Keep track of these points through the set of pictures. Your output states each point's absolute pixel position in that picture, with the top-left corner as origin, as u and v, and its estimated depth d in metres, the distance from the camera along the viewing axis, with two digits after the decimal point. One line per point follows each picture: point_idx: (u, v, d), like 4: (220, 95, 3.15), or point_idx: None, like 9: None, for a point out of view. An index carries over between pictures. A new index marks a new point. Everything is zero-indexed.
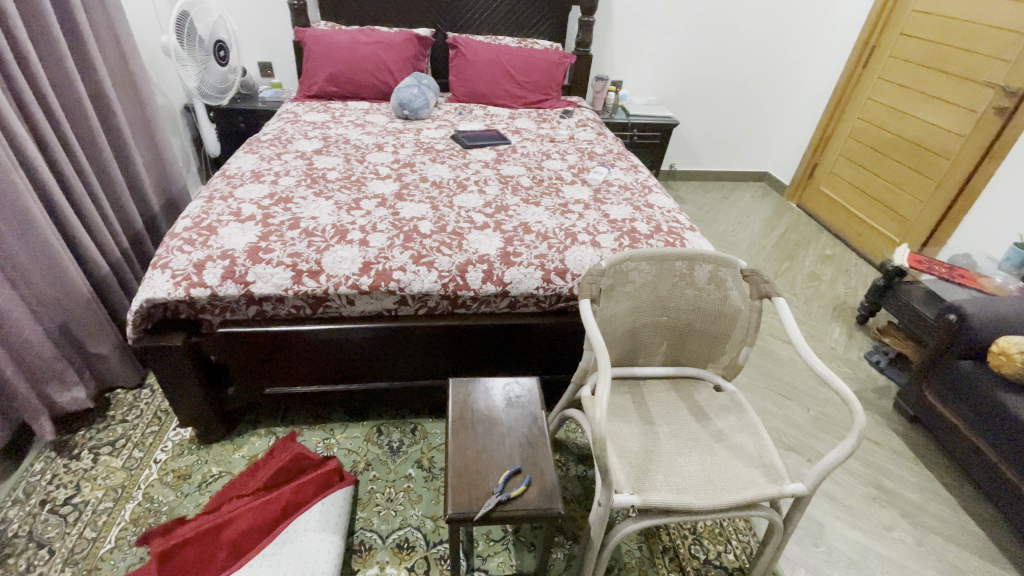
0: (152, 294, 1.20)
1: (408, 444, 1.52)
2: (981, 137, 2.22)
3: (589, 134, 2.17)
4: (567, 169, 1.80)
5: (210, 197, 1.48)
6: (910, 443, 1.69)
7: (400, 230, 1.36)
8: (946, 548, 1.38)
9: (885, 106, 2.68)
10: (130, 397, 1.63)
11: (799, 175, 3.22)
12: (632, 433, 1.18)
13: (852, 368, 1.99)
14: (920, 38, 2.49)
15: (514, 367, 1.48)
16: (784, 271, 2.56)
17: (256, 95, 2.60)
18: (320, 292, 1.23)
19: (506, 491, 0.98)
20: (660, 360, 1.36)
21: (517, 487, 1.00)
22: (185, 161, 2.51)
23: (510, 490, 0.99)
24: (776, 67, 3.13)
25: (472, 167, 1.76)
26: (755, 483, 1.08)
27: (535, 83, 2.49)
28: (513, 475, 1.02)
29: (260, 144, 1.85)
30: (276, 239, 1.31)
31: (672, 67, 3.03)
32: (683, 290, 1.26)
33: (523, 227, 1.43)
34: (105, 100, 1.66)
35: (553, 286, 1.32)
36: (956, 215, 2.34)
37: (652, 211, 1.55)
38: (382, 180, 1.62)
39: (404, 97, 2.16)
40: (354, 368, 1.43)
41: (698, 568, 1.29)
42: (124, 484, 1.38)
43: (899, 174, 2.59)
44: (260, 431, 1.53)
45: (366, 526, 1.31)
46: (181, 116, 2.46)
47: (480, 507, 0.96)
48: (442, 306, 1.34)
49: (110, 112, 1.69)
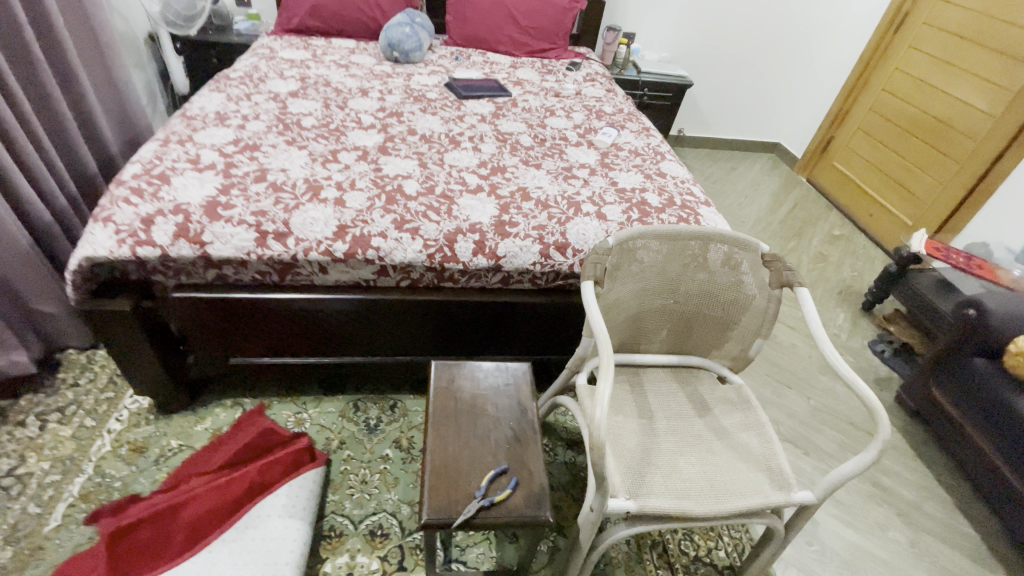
0: (92, 252, 1.05)
1: (386, 422, 1.42)
2: (1012, 119, 2.06)
3: (598, 90, 1.98)
4: (573, 128, 1.63)
5: (166, 140, 1.30)
6: (910, 439, 1.63)
7: (381, 189, 1.20)
8: (941, 551, 1.33)
9: (912, 78, 2.50)
10: (84, 358, 1.50)
11: (812, 148, 3.05)
12: (629, 428, 1.08)
13: (854, 356, 1.91)
14: (960, 5, 2.29)
15: (504, 347, 1.37)
16: (790, 250, 2.44)
17: (230, 26, 2.34)
18: (287, 258, 1.09)
19: (490, 496, 0.88)
20: (664, 348, 1.24)
21: (503, 490, 0.90)
22: (151, 98, 2.28)
23: (494, 495, 0.89)
24: (800, 28, 2.90)
25: (467, 120, 1.58)
26: (759, 489, 0.99)
27: (541, 30, 2.25)
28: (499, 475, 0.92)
29: (228, 81, 1.64)
30: (238, 193, 1.15)
31: (690, 22, 2.79)
32: (694, 273, 1.14)
33: (521, 193, 1.28)
34: (45, 20, 1.44)
35: (552, 263, 1.18)
36: (976, 201, 2.21)
37: (664, 181, 1.40)
38: (365, 131, 1.44)
39: (394, 37, 1.94)
40: (328, 341, 1.29)
41: (687, 566, 1.23)
42: (74, 456, 1.27)
43: (920, 153, 2.44)
44: (226, 402, 1.41)
45: (337, 510, 1.22)
46: (145, 46, 2.21)
47: (460, 513, 0.86)
48: (427, 279, 1.20)
49: (52, 35, 1.46)
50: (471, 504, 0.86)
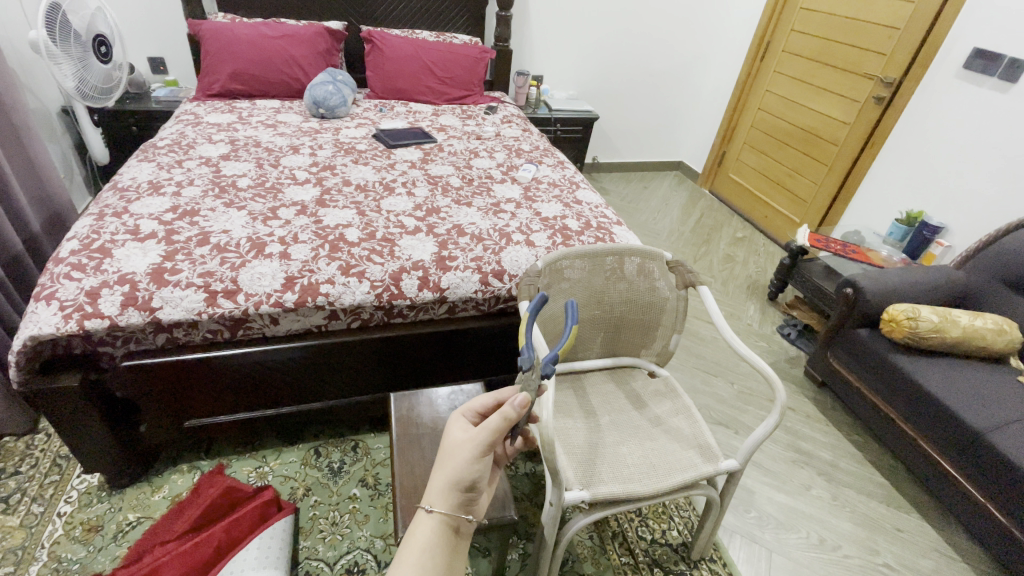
0: (36, 330, 1.04)
1: (350, 463, 1.46)
2: (865, 124, 2.43)
3: (515, 130, 2.19)
4: (496, 167, 1.80)
5: (101, 214, 1.32)
6: (821, 408, 1.87)
7: (325, 240, 1.30)
8: (858, 499, 1.55)
9: (782, 97, 2.90)
10: (21, 445, 1.42)
11: (710, 163, 3.45)
12: (577, 428, 1.20)
13: (767, 342, 2.17)
14: (809, 34, 2.70)
15: (456, 373, 1.47)
16: (703, 255, 2.73)
17: (147, 94, 2.37)
18: (238, 313, 1.14)
19: (551, 352, 0.80)
20: (599, 353, 1.37)
21: (565, 326, 0.86)
22: (68, 170, 2.21)
23: (557, 350, 0.81)
24: (682, 62, 3.32)
25: (398, 168, 1.72)
26: (693, 464, 1.14)
27: (457, 79, 2.46)
28: (541, 303, 0.88)
29: (156, 150, 1.69)
30: (183, 257, 1.19)
31: (588, 62, 3.11)
32: (615, 284, 1.26)
33: (456, 229, 1.41)
34: None
35: (491, 289, 1.30)
36: (846, 196, 2.59)
37: (581, 207, 1.59)
38: (301, 186, 1.54)
39: (318, 95, 2.06)
40: (285, 389, 1.33)
41: (645, 548, 1.36)
42: (24, 545, 1.20)
43: (796, 160, 2.83)
44: (182, 467, 1.39)
45: (311, 555, 1.24)
46: (58, 120, 2.16)
47: (538, 391, 0.75)
48: (376, 318, 1.29)
49: None
50: (535, 378, 0.75)
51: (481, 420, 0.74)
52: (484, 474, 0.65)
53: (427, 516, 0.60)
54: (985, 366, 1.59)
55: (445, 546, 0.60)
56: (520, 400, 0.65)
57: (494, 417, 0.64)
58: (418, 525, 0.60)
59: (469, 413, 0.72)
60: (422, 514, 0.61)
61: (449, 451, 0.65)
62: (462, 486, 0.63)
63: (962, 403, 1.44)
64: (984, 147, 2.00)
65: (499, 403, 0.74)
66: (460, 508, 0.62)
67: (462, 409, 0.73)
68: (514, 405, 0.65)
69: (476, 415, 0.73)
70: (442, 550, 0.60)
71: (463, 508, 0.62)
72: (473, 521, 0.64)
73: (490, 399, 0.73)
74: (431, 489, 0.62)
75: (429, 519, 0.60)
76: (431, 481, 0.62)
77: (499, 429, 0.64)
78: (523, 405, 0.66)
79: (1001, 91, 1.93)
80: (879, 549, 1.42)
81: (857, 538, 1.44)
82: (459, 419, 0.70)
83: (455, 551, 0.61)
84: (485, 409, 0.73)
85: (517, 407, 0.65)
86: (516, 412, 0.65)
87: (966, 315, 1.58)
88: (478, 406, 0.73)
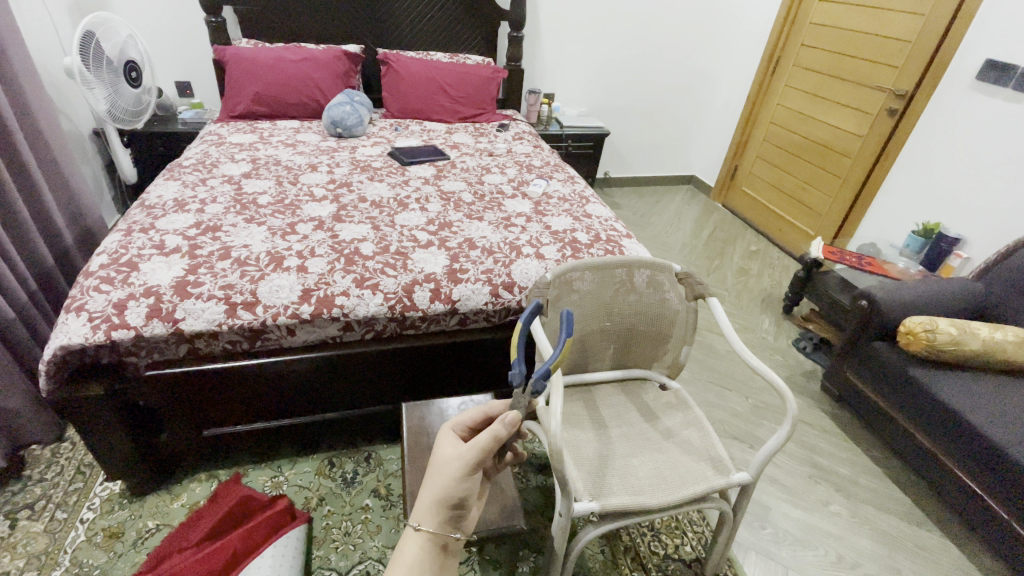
0: (66, 340, 1.09)
1: (363, 474, 1.47)
2: (878, 135, 2.43)
3: (526, 147, 2.23)
4: (508, 182, 1.84)
5: (129, 230, 1.38)
6: (838, 423, 1.84)
7: (340, 254, 1.34)
8: (878, 516, 1.51)
9: (793, 111, 2.91)
10: (48, 452, 1.47)
11: (722, 177, 3.46)
12: (587, 440, 1.20)
13: (782, 355, 2.15)
14: (819, 48, 2.72)
15: (467, 384, 1.49)
16: (716, 269, 2.72)
17: (174, 116, 2.47)
18: (257, 325, 1.18)
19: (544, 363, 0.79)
20: (609, 365, 1.37)
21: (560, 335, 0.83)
22: (98, 189, 2.31)
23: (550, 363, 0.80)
24: (692, 77, 3.36)
25: (412, 184, 1.77)
26: (704, 476, 1.13)
27: (470, 98, 2.53)
28: (534, 312, 0.91)
29: (182, 169, 1.76)
30: (205, 271, 1.24)
31: (599, 79, 3.16)
32: (625, 296, 1.27)
33: (468, 243, 1.44)
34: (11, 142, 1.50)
35: (501, 300, 1.33)
36: (861, 208, 2.57)
37: (591, 220, 1.62)
38: (318, 203, 1.59)
39: (336, 115, 2.13)
40: (301, 399, 1.36)
41: (658, 564, 1.34)
42: (48, 551, 1.24)
43: (809, 172, 2.82)
44: (201, 475, 1.42)
45: (324, 564, 1.26)
46: (89, 141, 2.27)
47: (528, 407, 0.77)
48: (390, 330, 1.32)
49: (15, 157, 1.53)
50: (525, 397, 0.75)
51: (470, 433, 0.76)
52: (472, 491, 0.66)
53: (415, 533, 0.62)
54: (1007, 379, 1.54)
55: (433, 561, 0.63)
56: (510, 420, 0.66)
57: (484, 436, 0.66)
58: (407, 541, 0.62)
59: (458, 427, 0.74)
60: (410, 531, 0.62)
61: (439, 466, 0.66)
62: (449, 503, 0.64)
63: (982, 416, 1.40)
64: (1000, 157, 1.98)
65: (489, 415, 0.77)
66: (448, 525, 0.64)
67: (452, 424, 0.75)
68: (504, 423, 0.67)
69: (466, 428, 0.76)
70: (429, 567, 0.62)
71: (450, 525, 0.64)
72: (462, 538, 0.65)
73: (480, 412, 0.76)
74: (419, 507, 0.63)
75: (417, 536, 0.62)
76: (419, 498, 0.64)
77: (486, 449, 0.65)
78: (513, 424, 0.67)
79: (1015, 102, 1.92)
80: (900, 568, 1.38)
81: (877, 557, 1.40)
82: (450, 434, 0.72)
83: (442, 567, 0.64)
84: (474, 423, 0.76)
85: (507, 425, 0.67)
86: (506, 431, 0.66)
87: (985, 327, 1.55)
88: (467, 420, 0.76)
